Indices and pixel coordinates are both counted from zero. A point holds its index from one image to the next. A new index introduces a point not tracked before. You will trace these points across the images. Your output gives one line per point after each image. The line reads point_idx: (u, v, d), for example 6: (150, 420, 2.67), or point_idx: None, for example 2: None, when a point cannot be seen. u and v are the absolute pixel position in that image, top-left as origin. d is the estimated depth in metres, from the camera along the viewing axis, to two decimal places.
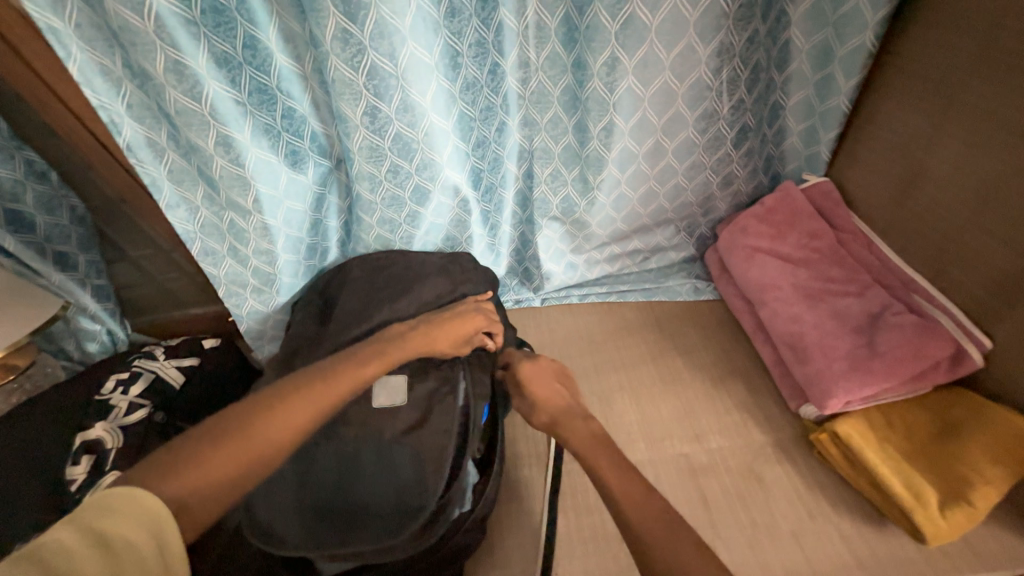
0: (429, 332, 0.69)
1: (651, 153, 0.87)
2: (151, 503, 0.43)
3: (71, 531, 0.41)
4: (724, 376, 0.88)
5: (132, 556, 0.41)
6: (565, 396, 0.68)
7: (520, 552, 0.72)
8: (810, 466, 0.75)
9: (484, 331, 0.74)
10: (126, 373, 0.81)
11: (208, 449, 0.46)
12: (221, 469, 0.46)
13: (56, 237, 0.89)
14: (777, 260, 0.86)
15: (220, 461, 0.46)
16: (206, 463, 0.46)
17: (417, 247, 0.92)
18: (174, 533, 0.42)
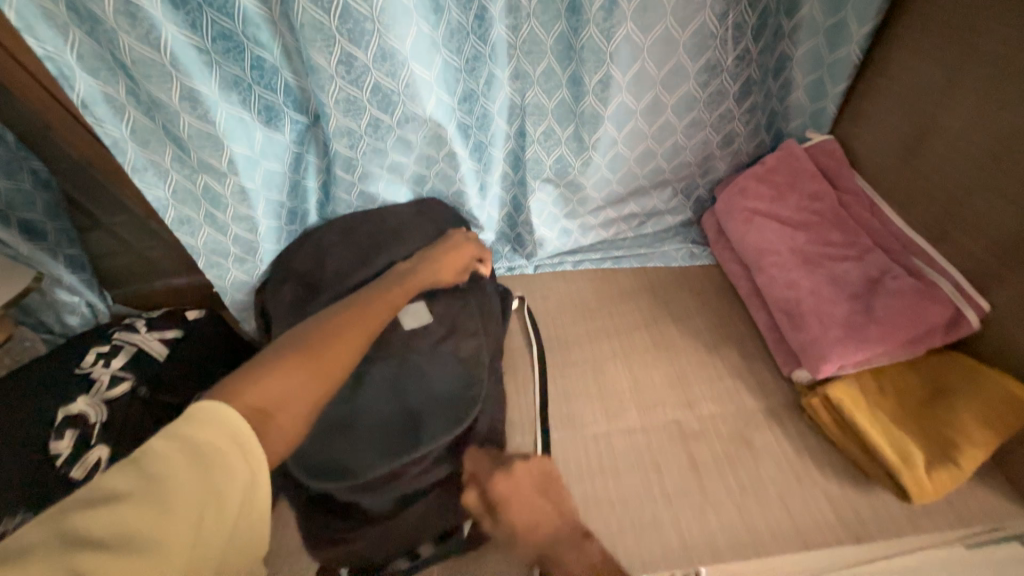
0: (433, 262, 0.75)
1: (649, 109, 0.82)
2: (235, 417, 0.43)
3: (167, 441, 0.40)
4: (718, 342, 0.88)
5: (224, 469, 0.40)
6: (551, 514, 0.66)
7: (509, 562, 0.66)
8: (800, 430, 0.75)
9: (478, 258, 0.82)
10: (108, 346, 0.79)
11: (268, 371, 0.50)
12: (282, 385, 0.49)
13: (19, 203, 0.83)
14: (775, 223, 0.84)
15: (281, 379, 0.50)
16: (269, 381, 0.49)
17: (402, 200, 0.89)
18: (258, 442, 0.43)
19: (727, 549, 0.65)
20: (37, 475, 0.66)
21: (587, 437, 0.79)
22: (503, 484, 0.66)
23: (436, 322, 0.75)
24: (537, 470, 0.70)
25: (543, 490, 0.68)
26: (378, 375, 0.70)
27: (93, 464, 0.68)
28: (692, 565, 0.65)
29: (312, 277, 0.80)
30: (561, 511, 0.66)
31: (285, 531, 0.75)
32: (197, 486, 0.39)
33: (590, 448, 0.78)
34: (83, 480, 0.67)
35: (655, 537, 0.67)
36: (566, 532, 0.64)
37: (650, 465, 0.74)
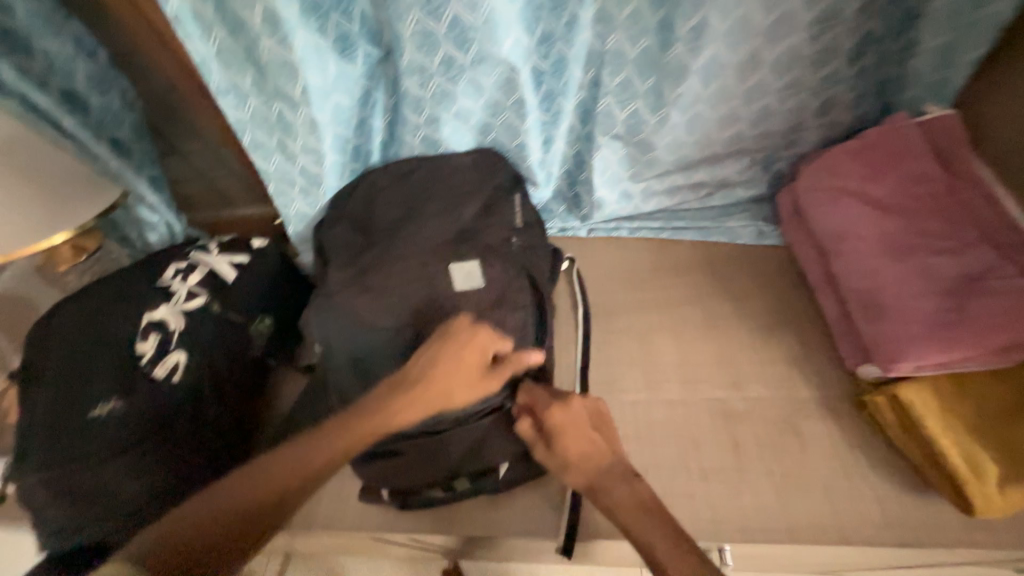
0: (438, 359, 0.59)
1: (743, 64, 0.75)
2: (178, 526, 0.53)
3: (161, 525, 0.55)
4: (776, 327, 0.83)
5: (178, 537, 0.53)
6: (606, 449, 0.60)
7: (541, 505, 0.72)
8: (856, 426, 0.71)
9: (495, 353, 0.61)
10: (185, 264, 0.84)
11: (240, 482, 0.55)
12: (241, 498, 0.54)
13: (109, 122, 0.88)
14: (863, 205, 0.76)
15: (245, 493, 0.55)
16: (241, 487, 0.55)
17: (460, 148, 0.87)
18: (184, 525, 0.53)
19: (758, 530, 0.65)
20: (127, 364, 0.73)
21: (625, 404, 0.79)
22: (561, 413, 0.62)
23: (484, 291, 0.69)
24: (591, 409, 0.64)
25: (598, 426, 0.62)
26: (424, 329, 0.66)
27: (174, 366, 0.74)
28: (720, 539, 0.65)
29: (360, 227, 0.78)
30: (615, 449, 0.61)
31: None
32: (153, 546, 0.53)
33: (627, 415, 0.77)
34: (167, 378, 0.73)
35: (686, 507, 0.68)
36: (609, 462, 0.60)
37: (687, 440, 0.74)
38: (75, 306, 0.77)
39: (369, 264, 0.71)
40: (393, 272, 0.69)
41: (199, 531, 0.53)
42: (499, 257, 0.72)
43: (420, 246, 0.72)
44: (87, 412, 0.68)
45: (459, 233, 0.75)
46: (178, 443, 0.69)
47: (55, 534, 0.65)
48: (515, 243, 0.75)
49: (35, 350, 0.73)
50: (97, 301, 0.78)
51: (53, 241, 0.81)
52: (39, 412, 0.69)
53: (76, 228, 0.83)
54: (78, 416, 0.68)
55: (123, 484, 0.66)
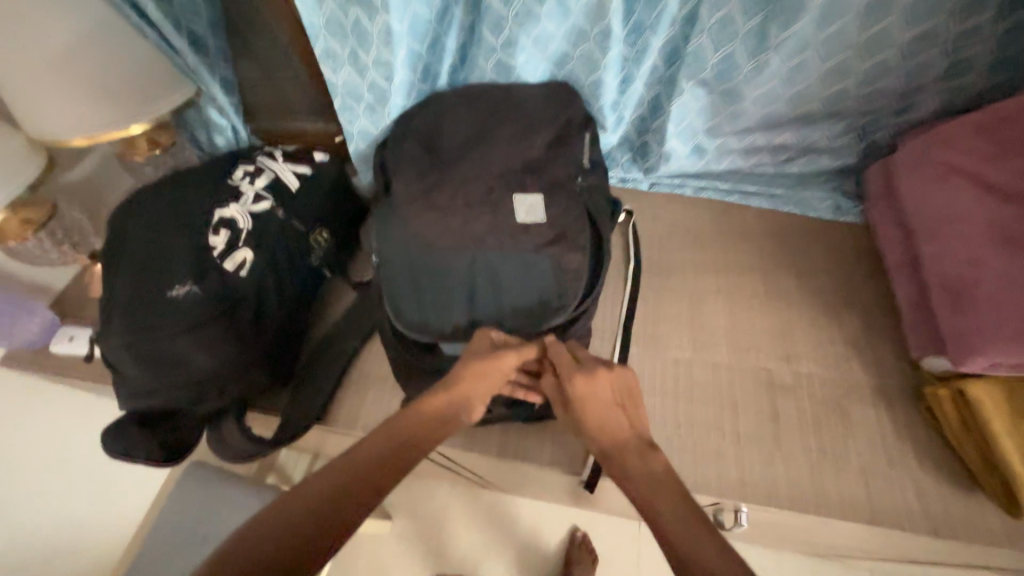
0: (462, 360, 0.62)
1: (870, 7, 0.67)
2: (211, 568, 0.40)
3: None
4: (840, 306, 0.79)
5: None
6: (626, 426, 0.55)
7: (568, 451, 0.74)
8: (909, 416, 0.69)
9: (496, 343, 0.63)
10: (253, 167, 0.87)
11: (281, 502, 0.44)
12: (284, 516, 0.43)
13: (190, 14, 0.88)
14: (974, 188, 0.68)
15: (286, 510, 0.43)
16: (283, 505, 0.44)
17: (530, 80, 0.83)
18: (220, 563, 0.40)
19: (786, 496, 0.65)
20: (200, 252, 0.77)
21: (667, 359, 0.78)
22: (585, 382, 0.57)
23: (545, 226, 0.68)
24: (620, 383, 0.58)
25: (624, 403, 0.57)
26: (484, 254, 0.67)
27: (241, 262, 0.78)
28: (745, 499, 0.66)
29: (426, 148, 0.77)
30: (639, 427, 0.55)
31: (377, 353, 0.89)
32: None
33: (667, 370, 0.77)
34: (235, 271, 0.77)
35: (714, 465, 0.69)
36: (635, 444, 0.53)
37: (726, 402, 0.73)
38: (149, 195, 0.81)
39: (437, 180, 0.71)
40: (462, 192, 0.69)
41: (281, 537, 0.41)
42: (564, 194, 0.70)
43: (485, 175, 0.71)
44: (166, 290, 0.73)
45: (525, 166, 0.72)
46: (242, 328, 0.75)
47: (139, 393, 0.74)
48: (580, 184, 0.72)
49: (121, 228, 0.79)
50: (169, 192, 0.82)
51: (128, 131, 0.87)
52: (122, 284, 0.75)
53: (151, 120, 0.88)
54: (157, 292, 0.73)
55: (195, 355, 0.73)
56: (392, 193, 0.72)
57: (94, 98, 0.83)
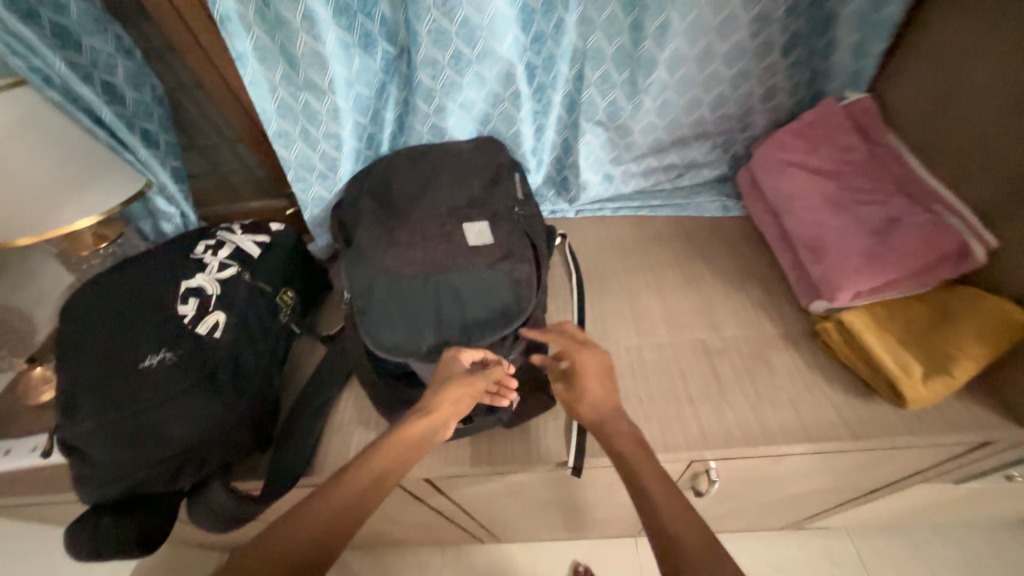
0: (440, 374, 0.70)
1: (701, 57, 0.90)
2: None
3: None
4: (744, 280, 0.97)
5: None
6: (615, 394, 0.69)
7: (553, 446, 0.80)
8: (813, 352, 0.84)
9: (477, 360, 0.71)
10: (214, 241, 0.92)
11: (285, 523, 0.57)
12: (288, 536, 0.56)
13: (141, 114, 0.95)
14: (806, 172, 0.91)
15: (288, 531, 0.56)
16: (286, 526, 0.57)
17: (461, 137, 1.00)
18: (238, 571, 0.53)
19: (739, 438, 0.76)
20: (171, 324, 0.80)
21: (620, 348, 0.90)
22: (589, 356, 0.71)
23: (494, 247, 0.80)
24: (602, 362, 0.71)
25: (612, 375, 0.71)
26: (446, 279, 0.77)
27: (213, 325, 0.81)
28: (708, 448, 0.76)
29: (380, 202, 0.88)
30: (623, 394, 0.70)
31: (354, 395, 0.92)
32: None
33: (622, 357, 0.89)
34: (208, 336, 0.80)
35: (677, 426, 0.79)
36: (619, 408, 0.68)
37: (676, 373, 0.85)
38: (112, 278, 0.85)
39: (395, 224, 0.81)
40: (418, 229, 0.80)
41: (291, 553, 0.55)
42: (506, 219, 0.83)
43: (436, 214, 0.82)
44: (139, 362, 0.76)
45: (471, 202, 0.86)
46: (219, 391, 0.76)
47: (105, 480, 0.72)
48: (517, 212, 0.85)
49: (80, 314, 0.81)
50: (132, 273, 0.86)
51: (75, 225, 0.86)
52: (88, 366, 0.76)
53: (102, 214, 0.88)
54: (128, 367, 0.76)
55: (171, 424, 0.73)
56: (357, 241, 0.81)
57: (37, 197, 0.81)
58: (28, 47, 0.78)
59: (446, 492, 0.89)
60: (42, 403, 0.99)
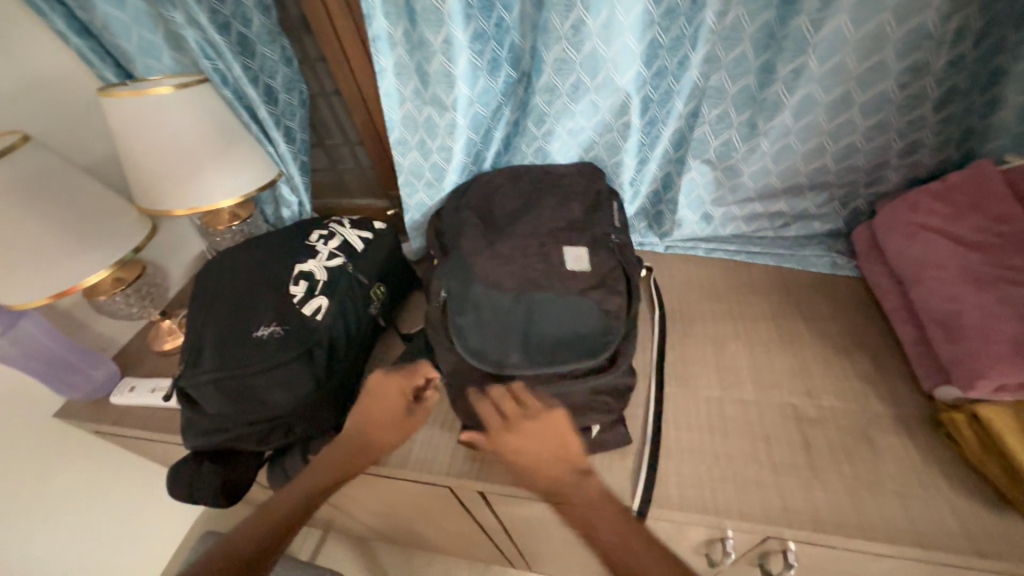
0: (377, 403, 0.74)
1: (835, 104, 0.83)
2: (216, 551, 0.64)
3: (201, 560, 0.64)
4: (851, 347, 0.88)
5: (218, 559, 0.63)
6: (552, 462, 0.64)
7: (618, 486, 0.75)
8: (930, 443, 0.74)
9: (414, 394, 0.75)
10: (326, 231, 1.00)
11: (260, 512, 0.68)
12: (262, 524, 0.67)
13: (287, 114, 1.08)
14: (944, 239, 0.80)
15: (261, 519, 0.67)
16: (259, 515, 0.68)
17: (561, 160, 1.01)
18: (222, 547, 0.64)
19: (830, 522, 0.67)
20: (283, 301, 0.89)
21: (699, 397, 0.85)
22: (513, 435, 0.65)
23: (589, 273, 0.80)
24: (554, 428, 0.64)
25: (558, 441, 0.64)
26: (540, 300, 0.79)
27: (316, 308, 0.88)
28: (791, 527, 0.68)
29: (482, 216, 0.91)
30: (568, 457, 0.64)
31: None
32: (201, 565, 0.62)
33: (700, 408, 0.83)
34: (311, 316, 0.87)
35: (755, 493, 0.72)
36: (573, 478, 0.63)
37: (758, 434, 0.79)
38: (240, 252, 0.97)
39: (497, 238, 0.84)
40: (519, 245, 0.82)
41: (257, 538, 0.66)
42: (603, 247, 0.83)
43: (535, 234, 0.84)
44: (254, 331, 0.85)
45: (570, 224, 0.87)
46: (314, 367, 0.83)
47: (205, 431, 0.80)
48: (613, 240, 0.85)
49: (213, 280, 0.93)
50: (256, 251, 0.97)
51: (215, 206, 0.98)
52: (213, 327, 0.86)
53: (238, 197, 1.00)
54: (245, 334, 0.85)
55: (273, 393, 0.80)
56: (459, 248, 0.84)
57: (193, 177, 0.94)
58: (216, 52, 0.93)
59: (496, 508, 0.89)
60: (162, 351, 1.14)
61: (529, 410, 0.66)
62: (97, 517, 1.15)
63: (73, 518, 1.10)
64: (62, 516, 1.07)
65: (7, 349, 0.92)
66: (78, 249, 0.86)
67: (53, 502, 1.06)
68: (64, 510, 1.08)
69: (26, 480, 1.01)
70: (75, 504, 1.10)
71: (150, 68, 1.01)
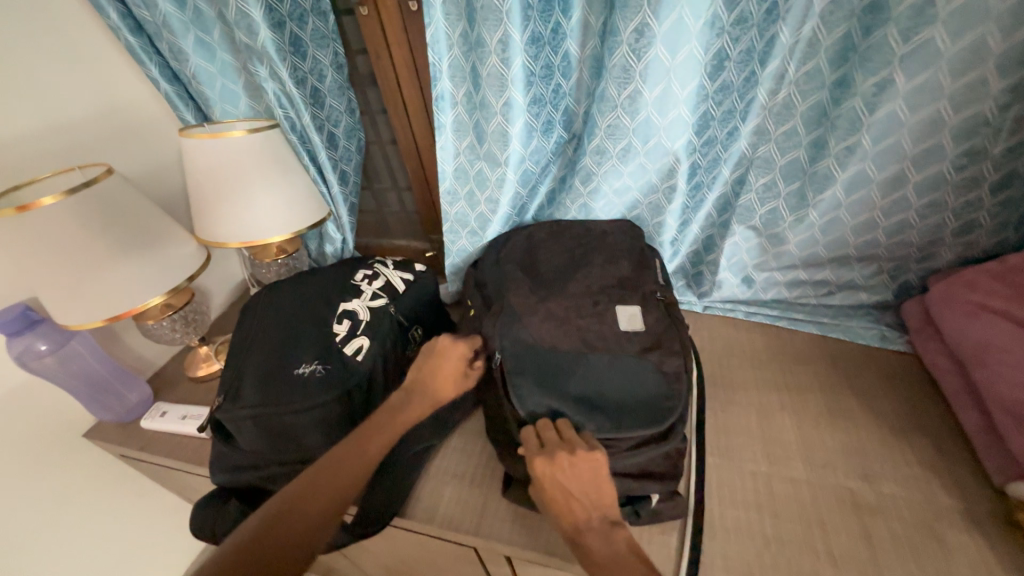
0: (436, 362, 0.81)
1: (888, 181, 0.84)
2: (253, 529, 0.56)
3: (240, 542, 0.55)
4: (909, 429, 0.83)
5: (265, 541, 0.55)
6: (586, 502, 0.64)
7: (661, 566, 0.69)
8: (1009, 547, 0.67)
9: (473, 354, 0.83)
10: (371, 271, 1.02)
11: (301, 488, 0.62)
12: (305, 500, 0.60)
13: (344, 158, 1.15)
14: (1007, 322, 0.76)
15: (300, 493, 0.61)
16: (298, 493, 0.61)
17: (602, 217, 1.03)
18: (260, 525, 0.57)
19: None
20: (326, 338, 0.90)
21: (745, 472, 0.80)
22: (543, 464, 0.64)
23: (644, 334, 0.81)
24: (592, 469, 0.64)
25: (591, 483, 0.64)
26: (597, 361, 0.78)
27: (358, 348, 0.89)
28: None
29: (527, 270, 0.92)
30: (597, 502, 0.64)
31: (457, 441, 0.94)
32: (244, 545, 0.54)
33: (746, 483, 0.79)
34: (353, 356, 0.88)
35: None
36: (598, 524, 0.63)
37: (813, 520, 0.73)
38: (287, 286, 0.99)
39: (548, 294, 0.86)
40: (572, 305, 0.84)
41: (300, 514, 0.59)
42: (654, 305, 0.84)
43: (586, 292, 0.86)
44: (296, 367, 0.86)
45: (620, 282, 0.88)
46: (354, 408, 0.84)
47: (237, 466, 0.80)
48: (660, 297, 0.86)
49: (258, 312, 0.95)
50: (302, 287, 0.99)
51: (268, 241, 1.01)
52: (256, 360, 0.87)
53: (290, 234, 1.03)
54: (286, 369, 0.86)
55: (308, 432, 0.80)
56: (508, 301, 0.85)
57: (251, 214, 0.99)
58: (289, 102, 1.01)
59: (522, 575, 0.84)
60: (195, 377, 1.15)
61: (572, 447, 0.65)
62: (106, 544, 1.12)
63: (84, 545, 1.07)
64: (73, 542, 1.05)
65: (54, 368, 0.94)
66: (140, 277, 0.90)
67: (67, 527, 1.03)
68: (75, 536, 1.05)
69: (46, 502, 1.00)
70: (87, 531, 1.07)
71: (226, 112, 1.09)
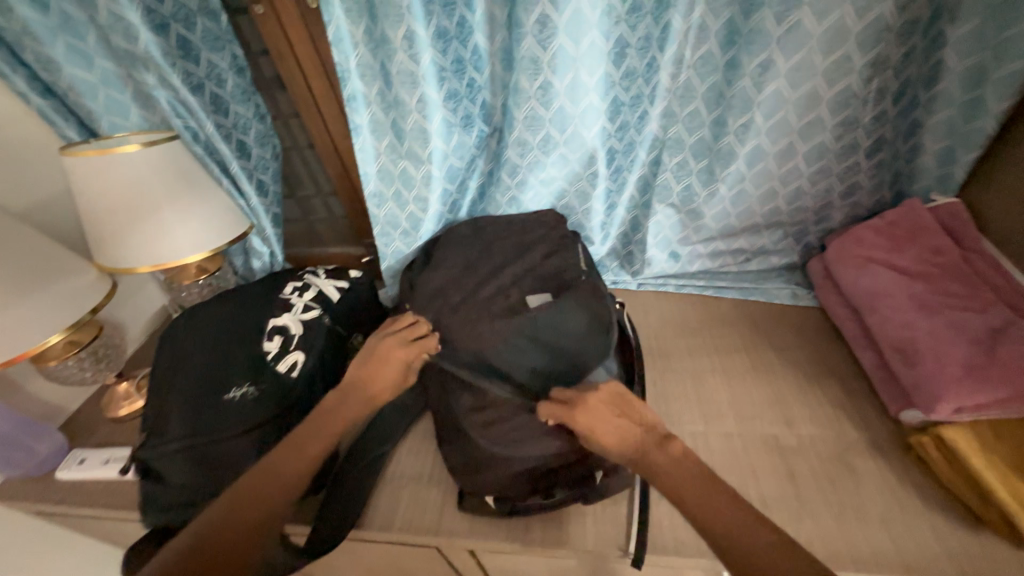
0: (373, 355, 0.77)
1: (782, 153, 0.92)
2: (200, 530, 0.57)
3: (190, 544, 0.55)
4: (820, 377, 0.92)
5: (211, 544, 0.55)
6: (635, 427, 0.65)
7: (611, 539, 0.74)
8: (905, 466, 0.77)
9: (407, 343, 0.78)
10: (301, 282, 0.97)
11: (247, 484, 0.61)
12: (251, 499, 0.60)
13: (259, 167, 1.08)
14: (889, 270, 0.87)
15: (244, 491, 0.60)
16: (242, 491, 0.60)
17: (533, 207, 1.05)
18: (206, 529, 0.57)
19: (824, 555, 0.68)
20: (257, 358, 0.86)
21: (683, 434, 0.86)
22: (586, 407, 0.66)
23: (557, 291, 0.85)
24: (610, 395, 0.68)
25: (623, 412, 0.66)
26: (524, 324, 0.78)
27: (292, 364, 0.86)
28: None
29: (462, 265, 0.92)
30: (642, 423, 0.66)
31: (412, 444, 0.93)
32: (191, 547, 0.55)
33: (686, 444, 0.84)
34: (287, 374, 0.85)
35: None
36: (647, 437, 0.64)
37: (746, 468, 0.80)
38: (206, 306, 0.93)
39: (476, 288, 0.87)
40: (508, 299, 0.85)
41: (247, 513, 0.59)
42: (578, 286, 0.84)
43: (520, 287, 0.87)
44: (225, 394, 0.81)
45: (553, 270, 0.89)
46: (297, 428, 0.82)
47: (172, 504, 0.75)
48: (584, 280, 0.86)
49: (181, 336, 0.88)
50: (224, 309, 0.92)
51: (181, 262, 0.94)
52: (181, 391, 0.81)
53: (207, 252, 0.96)
54: (216, 395, 0.81)
55: (246, 459, 0.77)
56: (446, 301, 0.86)
57: (160, 233, 0.91)
58: (187, 110, 0.94)
59: (489, 566, 0.85)
60: (117, 417, 1.05)
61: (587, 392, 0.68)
62: None
63: None
64: None
65: None
66: (29, 311, 0.79)
67: None
68: None
69: None
70: None
71: (115, 125, 0.99)
